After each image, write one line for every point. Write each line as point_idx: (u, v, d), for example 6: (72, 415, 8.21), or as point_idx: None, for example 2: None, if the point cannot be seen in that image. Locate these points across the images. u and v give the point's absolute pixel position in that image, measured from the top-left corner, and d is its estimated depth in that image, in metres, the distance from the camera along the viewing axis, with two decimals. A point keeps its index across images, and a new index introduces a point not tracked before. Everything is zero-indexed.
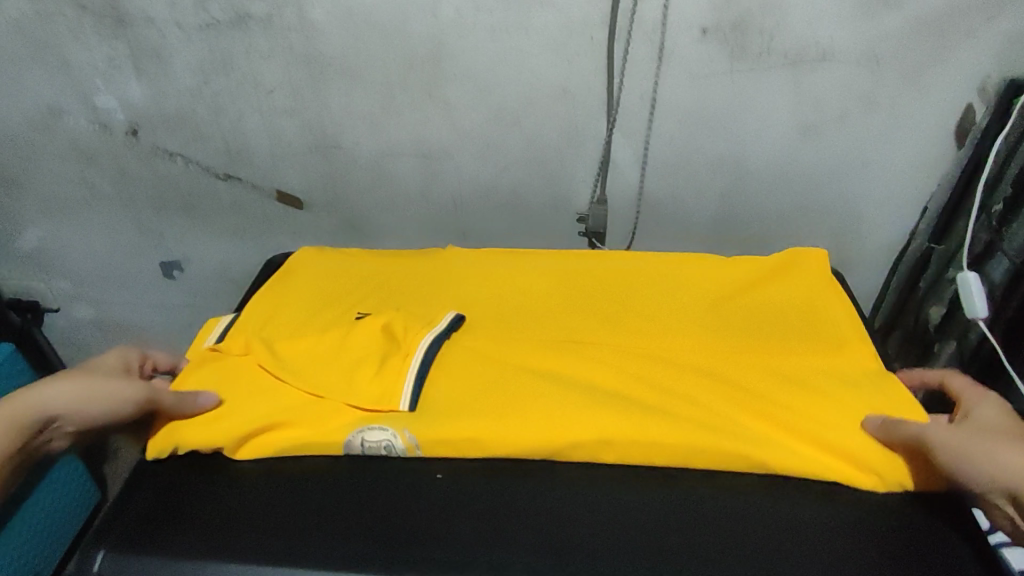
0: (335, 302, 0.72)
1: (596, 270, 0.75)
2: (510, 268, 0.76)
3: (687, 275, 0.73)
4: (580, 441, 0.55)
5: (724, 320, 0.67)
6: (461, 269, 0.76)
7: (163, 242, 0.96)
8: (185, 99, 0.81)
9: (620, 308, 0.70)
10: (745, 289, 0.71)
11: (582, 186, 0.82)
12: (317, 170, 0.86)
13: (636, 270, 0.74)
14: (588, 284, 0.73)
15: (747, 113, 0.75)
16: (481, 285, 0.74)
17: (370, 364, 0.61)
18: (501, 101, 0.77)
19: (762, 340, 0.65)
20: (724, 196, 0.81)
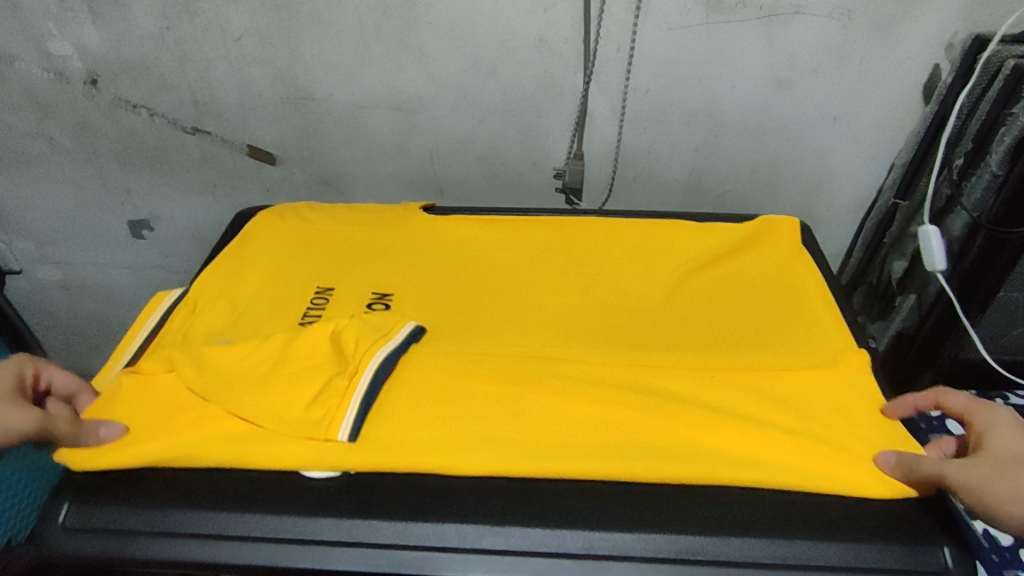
0: (284, 290, 0.64)
1: (566, 260, 0.66)
2: (480, 244, 0.68)
3: (674, 253, 0.66)
4: (542, 467, 0.48)
5: (712, 308, 0.60)
6: (427, 245, 0.68)
7: (130, 199, 0.93)
8: (146, 45, 0.78)
9: (601, 295, 0.62)
10: (735, 269, 0.64)
11: (559, 140, 0.82)
12: (288, 121, 0.83)
13: (619, 248, 0.67)
14: (560, 279, 0.64)
15: (722, 67, 0.75)
16: (446, 267, 0.66)
17: (310, 384, 0.52)
18: (479, 51, 0.76)
19: (754, 342, 0.57)
20: (701, 152, 0.82)
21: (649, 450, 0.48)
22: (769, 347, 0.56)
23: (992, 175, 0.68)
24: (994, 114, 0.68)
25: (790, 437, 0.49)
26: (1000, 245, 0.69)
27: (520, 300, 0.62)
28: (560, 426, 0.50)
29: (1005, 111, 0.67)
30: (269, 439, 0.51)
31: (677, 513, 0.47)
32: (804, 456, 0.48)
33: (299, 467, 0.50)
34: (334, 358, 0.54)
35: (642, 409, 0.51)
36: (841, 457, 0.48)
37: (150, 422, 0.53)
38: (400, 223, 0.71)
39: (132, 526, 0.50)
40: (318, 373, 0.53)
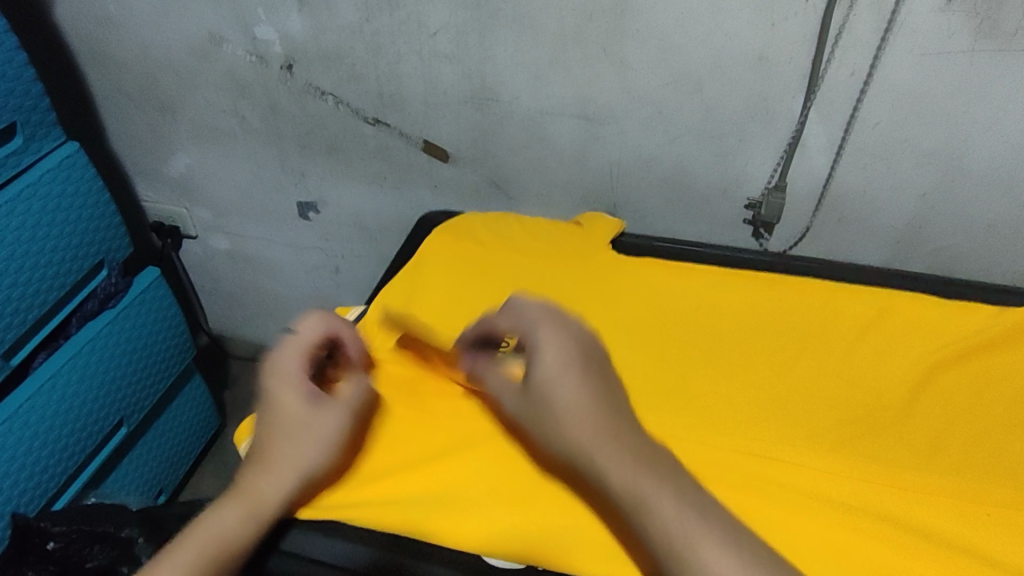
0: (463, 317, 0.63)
1: (771, 322, 0.59)
2: (681, 293, 0.62)
3: (911, 338, 0.57)
4: None
5: (964, 422, 0.52)
6: (618, 286, 0.63)
7: (303, 181, 0.95)
8: (345, 35, 0.78)
9: (826, 381, 0.55)
10: (992, 371, 0.54)
11: (761, 168, 0.73)
12: (467, 121, 0.81)
13: (848, 322, 0.58)
14: (761, 344, 0.58)
15: (980, 103, 0.64)
16: (641, 315, 0.61)
17: (504, 459, 0.52)
18: (686, 64, 0.69)
19: (1003, 465, 0.49)
20: (931, 197, 0.70)
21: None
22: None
23: None
24: None
25: None
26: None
27: (716, 363, 0.57)
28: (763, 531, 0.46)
29: None
30: (466, 511, 0.49)
31: None
32: None
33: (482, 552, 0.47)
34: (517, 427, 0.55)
35: (865, 534, 0.45)
36: None
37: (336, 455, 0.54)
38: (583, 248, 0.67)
39: (323, 558, 0.48)
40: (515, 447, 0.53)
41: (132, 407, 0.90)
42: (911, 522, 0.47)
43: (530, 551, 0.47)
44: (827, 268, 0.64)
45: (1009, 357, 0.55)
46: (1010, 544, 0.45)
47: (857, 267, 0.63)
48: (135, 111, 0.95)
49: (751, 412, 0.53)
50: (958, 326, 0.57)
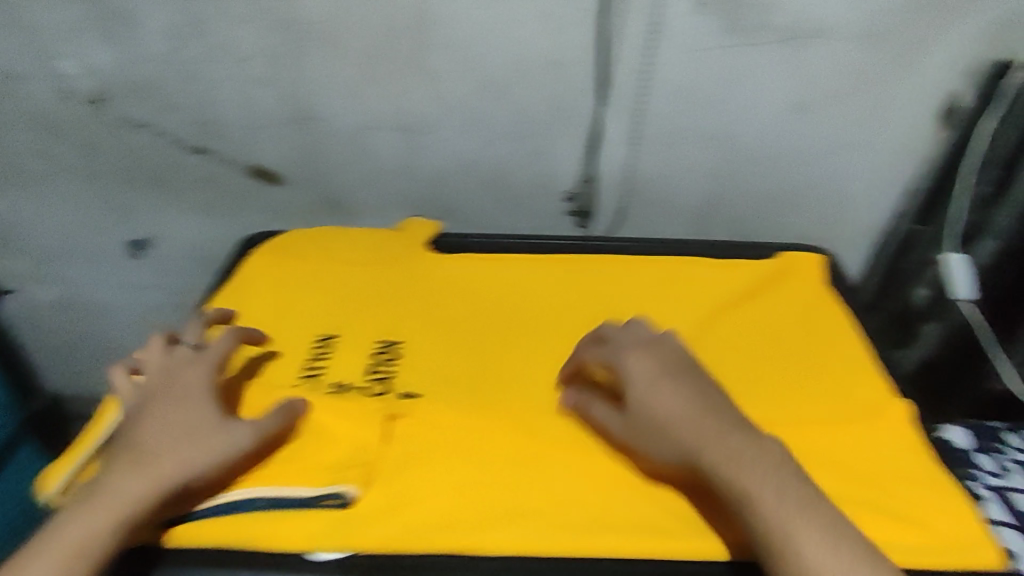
0: (285, 333, 0.63)
1: (578, 294, 0.66)
2: (502, 280, 0.67)
3: (696, 294, 0.65)
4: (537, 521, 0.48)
5: (748, 358, 0.60)
6: (445, 283, 0.67)
7: (130, 218, 0.91)
8: (152, 65, 0.77)
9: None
10: (766, 314, 0.63)
11: (569, 163, 0.80)
12: (292, 141, 0.82)
13: (650, 289, 0.66)
14: (568, 314, 0.64)
15: (738, 90, 0.73)
16: (466, 305, 0.65)
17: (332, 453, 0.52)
18: (489, 72, 0.74)
19: (765, 389, 0.57)
20: (713, 175, 0.80)
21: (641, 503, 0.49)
22: (805, 405, 0.56)
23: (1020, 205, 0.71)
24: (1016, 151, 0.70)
25: None
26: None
27: (526, 337, 0.62)
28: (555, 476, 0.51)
29: None
30: (296, 509, 0.49)
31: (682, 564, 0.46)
32: None
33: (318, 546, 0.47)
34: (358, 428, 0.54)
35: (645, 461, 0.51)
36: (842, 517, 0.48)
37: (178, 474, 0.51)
38: (405, 250, 0.70)
39: None
40: (341, 439, 0.53)
41: None
42: None
43: (359, 536, 0.47)
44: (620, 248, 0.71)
45: (772, 302, 0.64)
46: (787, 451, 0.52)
47: (644, 242, 0.71)
48: None
49: (555, 373, 0.59)
50: (734, 279, 0.66)
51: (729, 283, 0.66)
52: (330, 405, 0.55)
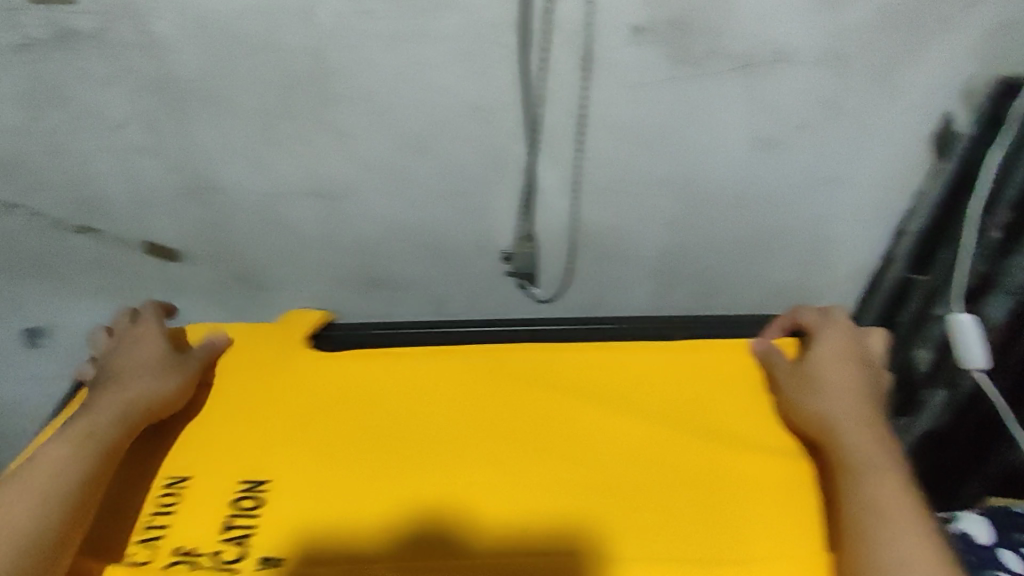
0: (134, 467, 0.56)
1: (454, 397, 0.59)
2: (370, 386, 0.60)
3: (594, 396, 0.59)
4: None
5: (669, 486, 0.52)
6: (315, 408, 0.58)
7: (20, 306, 0.80)
8: (14, 139, 0.66)
9: (528, 467, 0.54)
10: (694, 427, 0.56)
11: (509, 221, 0.69)
12: (190, 214, 0.71)
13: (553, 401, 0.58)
14: (431, 425, 0.57)
15: (695, 126, 0.62)
16: (335, 433, 0.57)
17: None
18: (404, 124, 0.64)
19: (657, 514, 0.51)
20: (675, 224, 0.69)
21: None
22: (714, 535, 0.50)
23: None
24: None
25: None
26: None
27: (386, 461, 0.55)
28: None
29: None
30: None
31: None
32: None
33: None
34: None
35: None
36: None
37: None
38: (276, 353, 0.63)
39: None
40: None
41: None
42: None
43: None
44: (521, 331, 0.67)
45: (690, 402, 0.58)
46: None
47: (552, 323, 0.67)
48: None
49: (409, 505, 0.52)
50: (637, 373, 0.60)
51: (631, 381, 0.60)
52: None
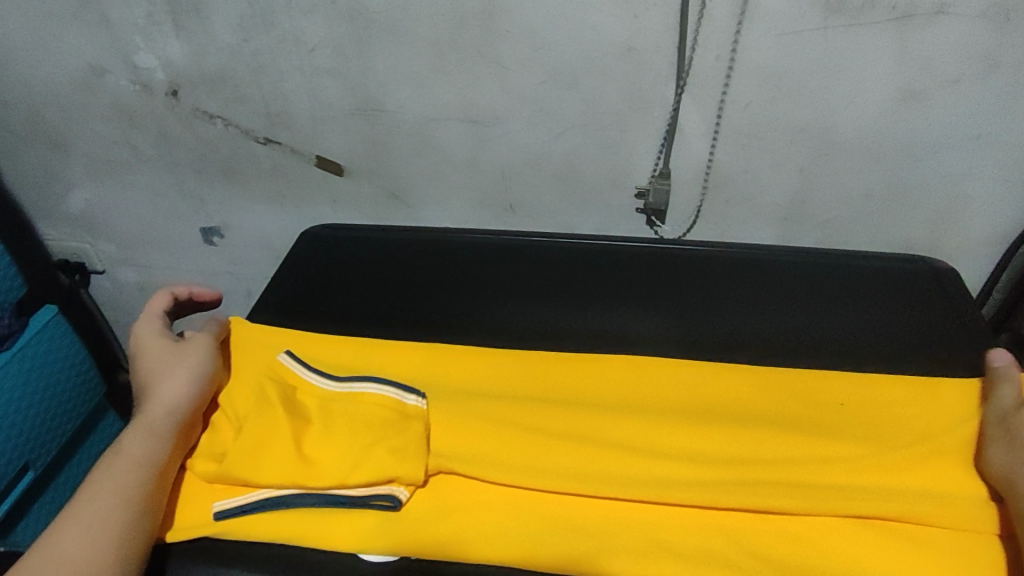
0: (368, 314, 0.73)
1: (616, 289, 0.72)
2: (541, 280, 0.74)
3: (731, 299, 0.70)
4: (548, 501, 0.57)
5: (823, 455, 0.58)
6: (503, 366, 0.67)
7: (205, 206, 0.94)
8: (224, 56, 0.77)
9: (658, 388, 0.65)
10: (794, 381, 0.64)
11: (644, 158, 0.75)
12: (359, 133, 0.81)
13: (733, 393, 0.64)
14: (597, 303, 0.72)
15: (842, 76, 0.64)
16: (518, 412, 0.62)
17: (378, 476, 0.56)
18: (561, 61, 0.69)
19: (759, 384, 0.64)
20: (804, 171, 0.72)
21: (621, 471, 0.57)
22: (801, 404, 0.62)
23: None
24: None
25: (776, 480, 0.56)
26: None
27: (563, 327, 0.71)
28: (562, 437, 0.60)
29: None
30: (351, 512, 0.56)
31: (683, 543, 0.53)
32: (795, 504, 0.54)
33: (356, 549, 0.54)
34: (398, 416, 0.61)
35: (624, 455, 0.58)
36: (851, 500, 0.54)
37: (255, 454, 0.58)
38: (466, 238, 0.77)
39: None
40: (385, 461, 0.57)
41: (37, 451, 0.96)
42: (671, 429, 0.60)
43: (402, 542, 0.53)
44: (656, 249, 0.74)
45: (804, 308, 0.69)
46: (876, 548, 0.52)
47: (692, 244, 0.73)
48: (25, 149, 0.91)
49: (562, 361, 0.67)
50: (772, 284, 0.70)
51: (768, 289, 0.70)
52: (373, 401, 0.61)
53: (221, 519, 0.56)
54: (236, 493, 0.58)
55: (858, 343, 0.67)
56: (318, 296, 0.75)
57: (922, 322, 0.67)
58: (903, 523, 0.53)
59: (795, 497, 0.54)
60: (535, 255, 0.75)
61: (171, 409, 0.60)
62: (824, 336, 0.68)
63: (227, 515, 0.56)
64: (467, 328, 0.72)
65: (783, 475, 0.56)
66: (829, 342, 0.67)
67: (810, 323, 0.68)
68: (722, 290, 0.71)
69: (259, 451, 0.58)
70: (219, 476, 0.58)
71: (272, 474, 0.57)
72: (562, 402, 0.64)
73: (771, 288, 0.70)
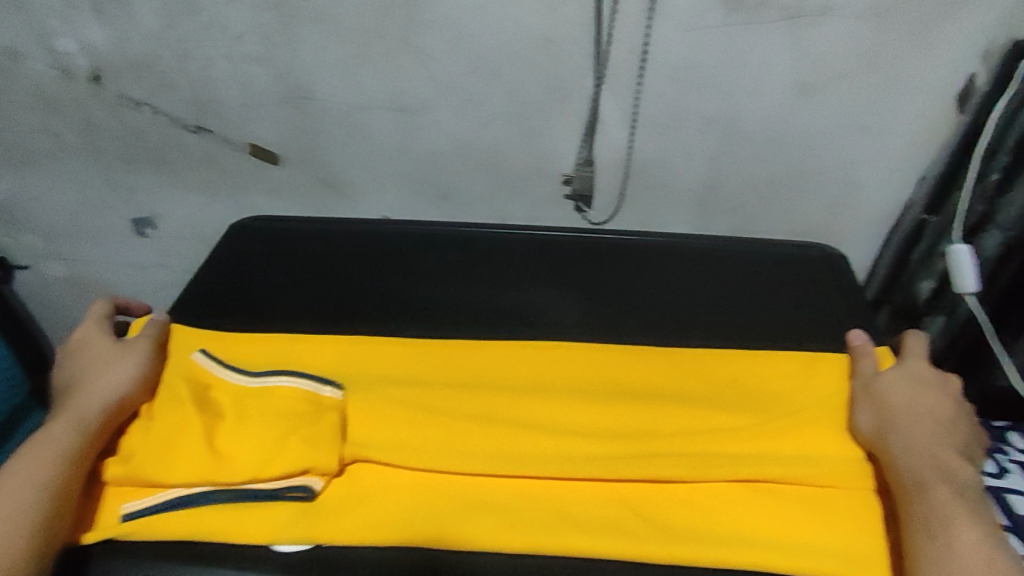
0: (284, 308, 0.74)
1: (528, 276, 0.76)
2: (457, 269, 0.77)
3: (633, 286, 0.75)
4: (457, 484, 0.59)
5: (712, 427, 0.63)
6: (416, 356, 0.70)
7: (134, 196, 0.93)
8: (149, 43, 0.76)
9: (564, 371, 0.69)
10: (690, 362, 0.69)
11: (566, 146, 0.79)
12: (289, 121, 0.82)
13: (631, 374, 0.68)
14: (508, 289, 0.75)
15: (743, 69, 0.70)
16: (430, 399, 0.65)
17: (289, 467, 0.58)
18: (485, 52, 0.72)
19: (656, 365, 0.69)
20: (713, 158, 0.77)
21: (526, 451, 0.61)
22: (695, 382, 0.68)
23: None
24: None
25: (664, 453, 0.60)
26: None
27: (476, 314, 0.74)
28: (470, 422, 0.63)
29: None
30: (262, 504, 0.57)
31: (581, 517, 0.57)
32: (682, 475, 0.59)
33: (267, 540, 0.55)
34: (312, 407, 0.62)
35: (528, 434, 0.62)
36: (731, 470, 0.59)
37: (168, 454, 0.59)
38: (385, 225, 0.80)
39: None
40: (300, 451, 0.58)
41: None
42: (573, 411, 0.64)
43: (313, 530, 0.55)
44: (575, 240, 0.78)
45: (704, 288, 0.74)
46: (759, 514, 0.57)
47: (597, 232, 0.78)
48: None
49: (473, 350, 0.70)
50: (671, 269, 0.76)
51: (665, 272, 0.76)
52: (288, 394, 0.63)
53: (131, 519, 0.57)
54: (146, 493, 0.59)
55: (747, 322, 0.72)
56: (236, 289, 0.76)
57: (803, 301, 0.73)
58: (780, 489, 0.59)
59: (683, 468, 0.59)
60: (454, 248, 0.78)
61: (90, 410, 0.62)
62: (719, 316, 0.73)
63: (135, 515, 0.57)
64: (380, 316, 0.74)
65: (673, 448, 0.61)
66: (722, 322, 0.72)
67: (708, 304, 0.73)
68: (623, 278, 0.75)
69: (173, 451, 0.59)
70: (132, 474, 0.59)
71: (185, 470, 0.58)
72: (473, 385, 0.67)
73: (668, 273, 0.75)
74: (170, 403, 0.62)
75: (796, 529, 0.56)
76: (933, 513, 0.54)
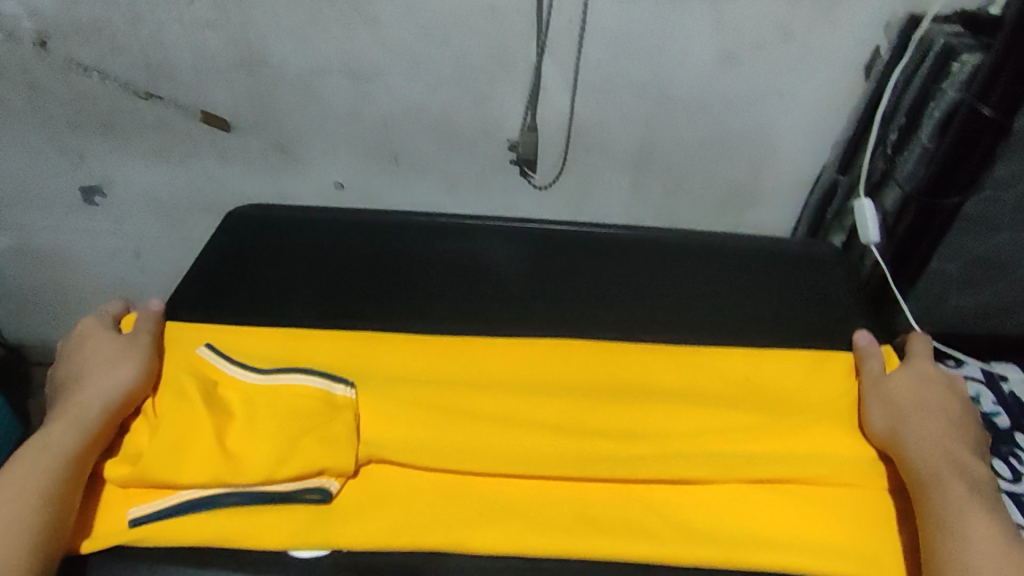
0: (277, 305, 0.79)
1: (487, 248, 0.83)
2: (424, 252, 0.82)
3: (587, 265, 0.81)
4: (457, 480, 0.64)
5: (681, 421, 0.68)
6: (406, 351, 0.75)
7: (85, 164, 0.93)
8: (96, 5, 0.77)
9: (541, 364, 0.74)
10: (659, 356, 0.75)
11: (511, 111, 0.83)
12: (243, 87, 0.83)
13: (604, 369, 0.73)
14: (470, 265, 0.82)
15: (672, 37, 0.75)
16: (426, 393, 0.69)
17: (305, 468, 0.61)
18: (431, 17, 0.76)
19: (626, 357, 0.74)
20: (647, 121, 0.83)
21: (515, 443, 0.65)
22: (664, 376, 0.73)
23: (921, 150, 0.73)
24: (924, 92, 0.72)
25: (639, 440, 0.66)
26: (932, 214, 0.75)
27: (448, 295, 0.80)
28: (459, 411, 0.68)
29: (935, 87, 0.71)
30: (274, 507, 0.61)
31: (575, 509, 0.62)
32: (651, 460, 0.64)
33: (283, 546, 0.58)
34: (324, 407, 0.66)
35: (518, 427, 0.66)
36: (700, 459, 0.64)
37: (182, 457, 0.61)
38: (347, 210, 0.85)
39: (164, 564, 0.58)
40: (315, 452, 0.62)
41: None
42: (553, 404, 0.69)
43: (327, 535, 0.59)
44: (531, 228, 0.83)
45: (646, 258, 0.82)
46: (724, 502, 0.63)
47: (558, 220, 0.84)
48: None
49: (460, 351, 0.75)
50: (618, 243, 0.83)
51: (611, 241, 0.83)
52: (298, 394, 0.66)
53: (138, 525, 0.59)
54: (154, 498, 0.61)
55: (698, 303, 0.79)
56: (222, 274, 0.81)
57: (746, 277, 0.80)
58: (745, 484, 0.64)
59: (653, 463, 0.64)
60: (422, 230, 0.84)
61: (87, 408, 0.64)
62: (661, 284, 0.80)
63: (142, 522, 0.59)
64: (363, 301, 0.80)
65: (639, 436, 0.66)
66: (664, 291, 0.80)
67: (649, 270, 0.81)
68: (579, 260, 0.81)
69: (185, 454, 0.62)
70: (137, 476, 0.61)
71: (199, 473, 0.61)
72: (452, 368, 0.73)
73: (619, 261, 0.81)
74: (179, 403, 0.65)
75: (762, 515, 0.62)
76: (946, 501, 0.58)
